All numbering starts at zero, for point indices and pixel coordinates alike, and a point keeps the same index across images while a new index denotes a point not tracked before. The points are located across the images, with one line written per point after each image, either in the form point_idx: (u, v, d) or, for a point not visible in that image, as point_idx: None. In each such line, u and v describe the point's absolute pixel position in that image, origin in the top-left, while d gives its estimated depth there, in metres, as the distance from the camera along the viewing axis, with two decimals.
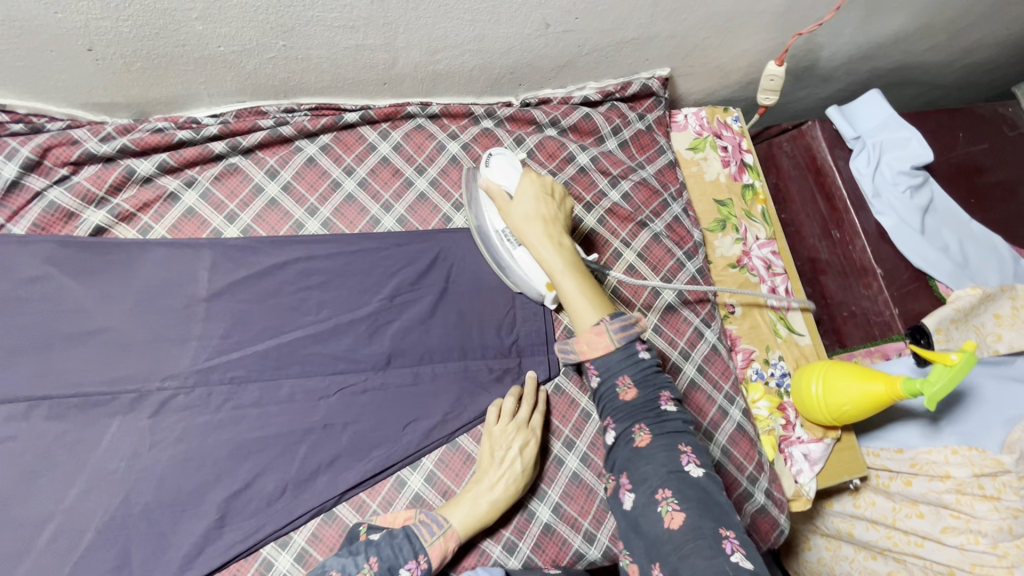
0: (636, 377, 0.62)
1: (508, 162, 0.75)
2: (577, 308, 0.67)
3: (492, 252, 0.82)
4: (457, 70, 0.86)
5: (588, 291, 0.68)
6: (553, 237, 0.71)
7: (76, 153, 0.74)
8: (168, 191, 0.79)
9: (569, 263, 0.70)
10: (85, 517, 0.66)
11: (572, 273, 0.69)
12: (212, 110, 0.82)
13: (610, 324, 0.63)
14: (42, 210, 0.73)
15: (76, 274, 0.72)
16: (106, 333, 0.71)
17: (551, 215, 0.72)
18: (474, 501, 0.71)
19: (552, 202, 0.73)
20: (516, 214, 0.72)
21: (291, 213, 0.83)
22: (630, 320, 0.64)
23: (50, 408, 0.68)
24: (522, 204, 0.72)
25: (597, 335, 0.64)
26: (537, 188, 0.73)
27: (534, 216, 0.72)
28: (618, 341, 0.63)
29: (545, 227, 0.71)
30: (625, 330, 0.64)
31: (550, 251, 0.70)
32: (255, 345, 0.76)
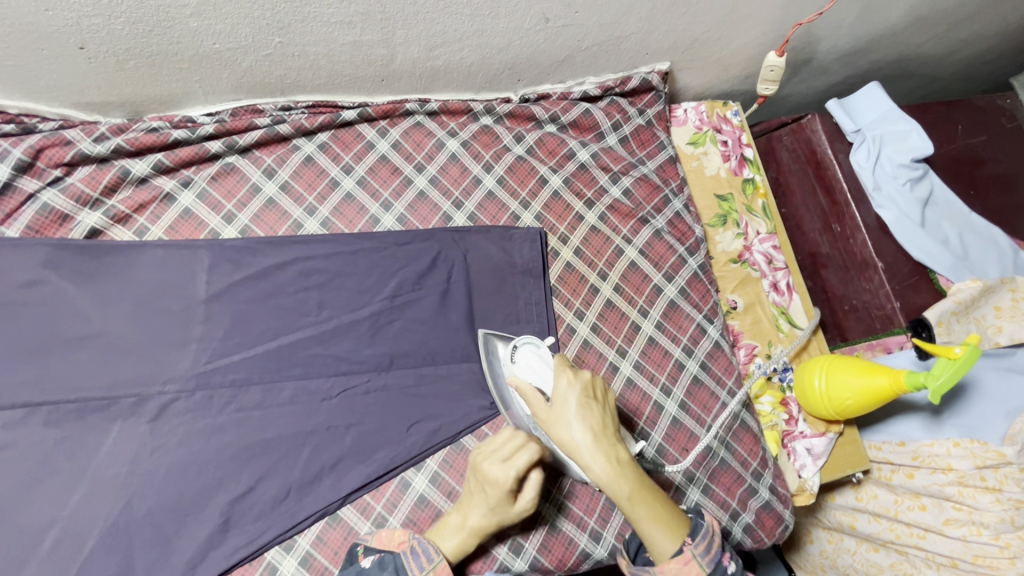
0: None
1: (539, 360, 0.72)
2: (652, 535, 0.60)
3: (525, 430, 0.75)
4: (456, 66, 0.84)
5: (660, 514, 0.61)
6: (608, 453, 0.60)
7: (70, 153, 0.73)
8: (164, 191, 0.77)
9: (636, 479, 0.60)
10: (87, 524, 0.65)
11: (641, 489, 0.60)
12: (208, 108, 0.80)
13: (696, 548, 0.62)
14: (35, 213, 0.72)
15: (71, 277, 0.71)
16: (104, 336, 0.70)
17: (603, 417, 0.62)
18: (460, 527, 0.69)
19: (598, 400, 0.64)
20: (560, 430, 0.61)
21: (290, 213, 0.82)
22: (714, 542, 0.63)
23: (48, 414, 0.67)
24: (562, 413, 0.62)
25: (684, 564, 0.60)
26: (576, 391, 0.63)
27: (585, 434, 0.60)
28: (706, 566, 0.62)
29: (601, 445, 0.60)
30: (712, 547, 0.63)
31: (609, 473, 0.59)
32: (255, 347, 0.75)
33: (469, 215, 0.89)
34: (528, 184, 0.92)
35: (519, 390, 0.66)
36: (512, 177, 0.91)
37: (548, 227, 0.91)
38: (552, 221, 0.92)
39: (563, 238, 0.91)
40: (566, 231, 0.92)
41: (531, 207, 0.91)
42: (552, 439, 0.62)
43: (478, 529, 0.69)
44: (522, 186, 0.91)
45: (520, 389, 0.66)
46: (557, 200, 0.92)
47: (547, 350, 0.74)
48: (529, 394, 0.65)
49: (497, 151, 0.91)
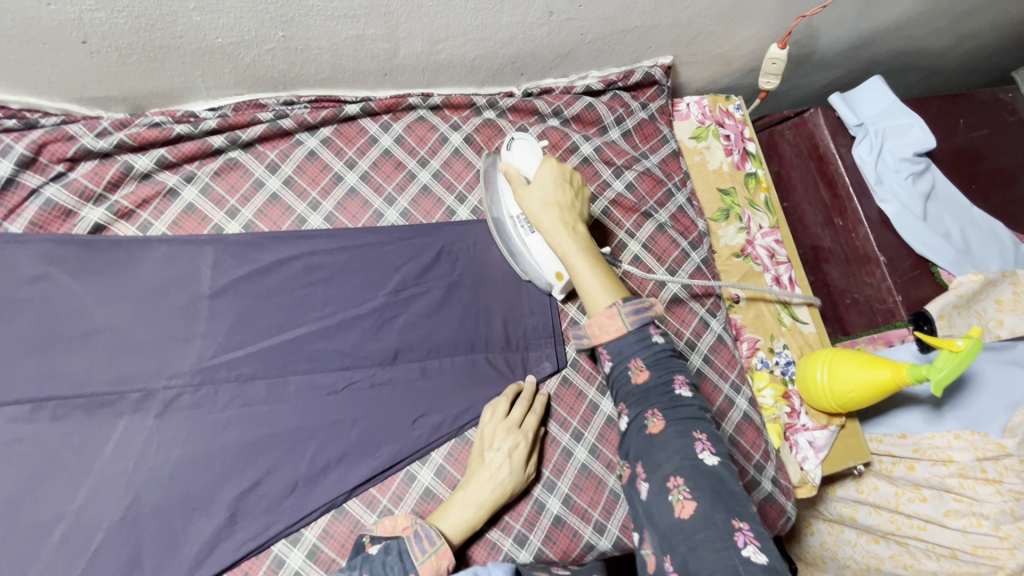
0: (648, 361, 0.63)
1: (530, 149, 0.78)
2: (586, 288, 0.68)
3: (506, 241, 0.83)
4: (459, 59, 0.84)
5: (599, 272, 0.69)
6: (567, 224, 0.72)
7: (72, 149, 0.73)
8: (167, 187, 0.77)
9: (586, 248, 0.71)
10: (94, 519, 0.65)
11: (586, 255, 0.70)
12: (210, 103, 0.80)
13: (623, 306, 0.63)
14: (38, 208, 0.72)
15: (76, 274, 0.71)
16: (109, 332, 0.70)
17: (571, 201, 0.74)
18: (467, 502, 0.71)
19: (573, 186, 0.76)
20: (531, 200, 0.73)
21: (293, 208, 0.82)
22: (645, 306, 0.64)
23: (54, 410, 0.67)
24: (538, 188, 0.73)
25: (608, 318, 0.64)
26: (555, 171, 0.74)
27: (551, 204, 0.72)
28: (631, 325, 0.63)
29: (563, 215, 0.72)
30: (641, 314, 0.64)
31: (566, 236, 0.71)
32: (261, 342, 0.75)
33: (472, 209, 0.89)
34: None
35: (507, 169, 0.76)
36: None
37: None
38: None
39: None
40: None
41: None
42: (523, 205, 0.74)
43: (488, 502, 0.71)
44: None
45: (508, 170, 0.76)
46: None
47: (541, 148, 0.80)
48: (515, 169, 0.76)
49: (500, 145, 0.91)
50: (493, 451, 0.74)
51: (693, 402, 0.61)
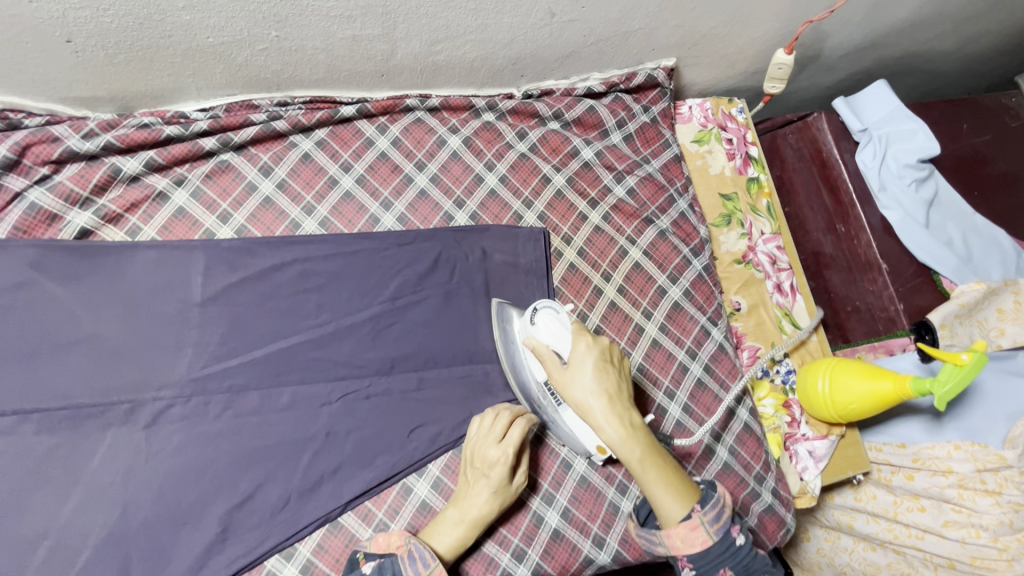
0: (737, 568, 0.63)
1: (556, 319, 0.69)
2: (662, 500, 0.62)
3: (531, 401, 0.76)
4: (459, 61, 0.82)
5: (670, 479, 0.63)
6: (621, 416, 0.63)
7: (57, 151, 0.70)
8: (156, 190, 0.75)
9: (649, 444, 0.63)
10: (82, 534, 0.63)
11: (653, 455, 0.62)
12: (201, 103, 0.78)
13: (703, 515, 0.61)
14: (22, 212, 0.69)
15: (61, 281, 0.68)
16: (96, 341, 0.68)
17: (617, 383, 0.65)
18: (459, 520, 0.70)
19: (614, 361, 0.67)
20: (577, 390, 0.64)
21: (288, 212, 0.80)
22: (722, 510, 0.63)
23: (38, 421, 0.65)
24: (577, 376, 0.64)
25: (688, 528, 0.61)
26: (593, 356, 0.65)
27: (601, 397, 0.63)
28: (715, 535, 0.62)
29: (614, 407, 0.63)
30: (722, 517, 0.62)
31: (622, 439, 0.62)
32: (253, 350, 0.73)
33: (471, 215, 0.87)
34: (530, 182, 0.90)
35: (538, 349, 0.67)
36: (515, 176, 0.89)
37: (551, 227, 0.90)
38: (555, 221, 0.90)
39: (566, 238, 0.90)
40: (569, 232, 0.90)
41: (534, 207, 0.90)
42: (567, 397, 0.65)
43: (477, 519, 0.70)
44: (524, 185, 0.90)
45: (539, 350, 0.67)
46: (560, 199, 0.91)
47: (567, 314, 0.71)
48: (547, 352, 0.66)
49: (500, 148, 0.90)
50: (474, 469, 0.71)
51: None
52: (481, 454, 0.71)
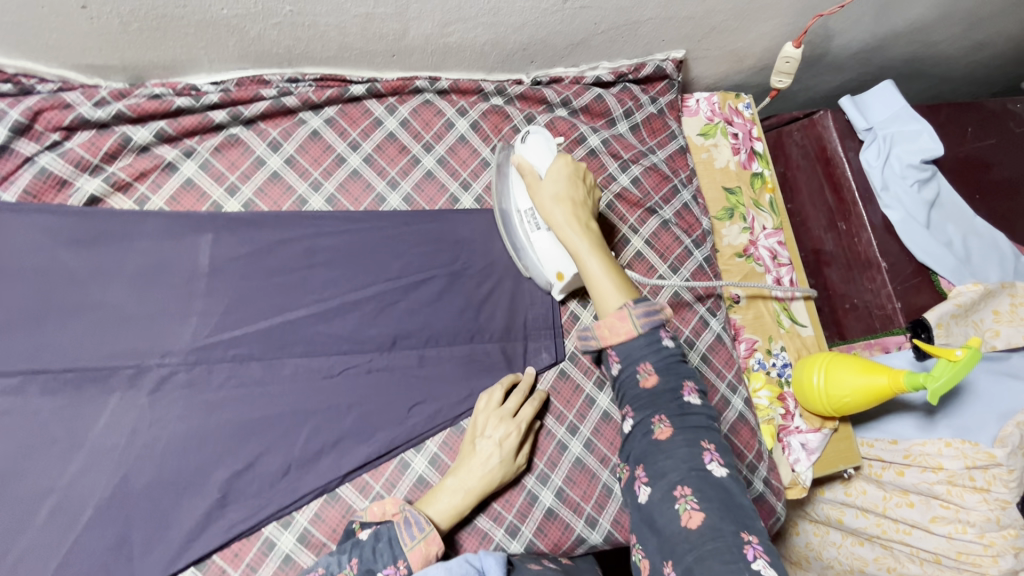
0: (660, 368, 0.60)
1: (544, 142, 0.74)
2: (602, 287, 0.65)
3: (507, 230, 0.81)
4: (469, 44, 0.82)
5: (614, 275, 0.65)
6: (581, 220, 0.69)
7: (69, 118, 0.71)
8: (166, 160, 0.76)
9: (601, 248, 0.68)
10: (84, 494, 0.64)
11: (600, 254, 0.68)
12: (212, 77, 0.78)
13: (634, 307, 0.60)
14: (33, 176, 0.70)
15: (71, 246, 0.69)
16: (103, 307, 0.69)
17: (585, 200, 0.71)
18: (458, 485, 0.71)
19: (587, 185, 0.73)
20: (544, 193, 0.70)
21: (295, 188, 0.80)
22: (657, 312, 0.61)
23: (45, 383, 0.66)
24: (550, 182, 0.70)
25: (619, 319, 0.60)
26: (568, 170, 0.71)
27: (570, 202, 0.70)
28: (642, 327, 0.60)
29: (580, 212, 0.70)
30: (653, 320, 0.60)
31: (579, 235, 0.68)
32: (258, 323, 0.74)
33: (476, 197, 0.88)
34: None
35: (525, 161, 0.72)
36: None
37: None
38: None
39: None
40: None
41: None
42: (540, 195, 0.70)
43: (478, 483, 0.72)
44: None
45: (524, 162, 0.72)
46: None
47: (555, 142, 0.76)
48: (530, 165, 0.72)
49: (507, 133, 0.90)
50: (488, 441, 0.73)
51: (701, 408, 0.59)
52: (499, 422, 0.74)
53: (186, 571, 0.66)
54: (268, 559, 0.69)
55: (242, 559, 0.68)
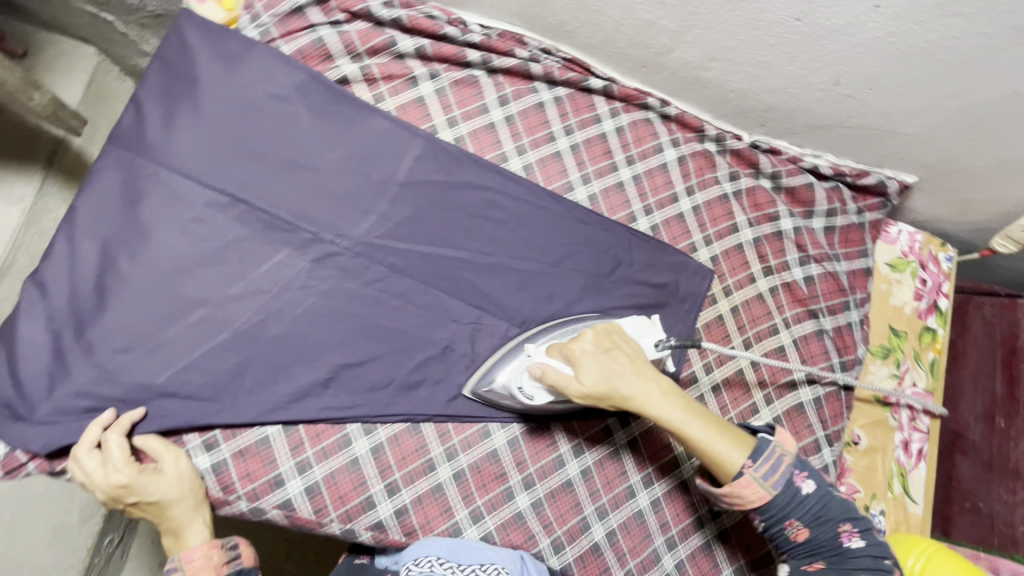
0: (808, 520, 0.64)
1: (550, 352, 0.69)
2: (721, 454, 0.63)
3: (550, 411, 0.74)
4: (718, 85, 0.83)
5: (717, 428, 0.64)
6: (644, 384, 0.64)
7: (358, 6, 0.78)
8: (412, 74, 0.82)
9: (684, 404, 0.65)
10: (227, 318, 0.70)
11: (691, 414, 0.64)
12: (483, 20, 0.84)
13: (755, 471, 0.62)
14: (310, 41, 0.78)
15: (312, 110, 0.77)
16: (312, 172, 0.76)
17: (635, 362, 0.66)
18: (191, 513, 0.66)
19: (619, 336, 0.68)
20: (596, 392, 0.64)
21: (502, 144, 0.84)
22: (780, 461, 0.63)
23: (241, 212, 0.73)
24: (588, 373, 0.64)
25: (746, 485, 0.62)
26: (590, 349, 0.66)
27: (626, 379, 0.64)
28: (772, 487, 0.63)
29: (637, 381, 0.64)
30: (778, 470, 0.63)
31: (663, 406, 0.64)
32: (421, 246, 0.78)
33: (652, 225, 0.88)
34: (718, 224, 0.90)
35: (539, 372, 0.66)
36: (707, 211, 0.90)
37: (717, 272, 0.89)
38: (723, 269, 0.89)
39: (727, 289, 0.88)
40: (731, 285, 0.89)
41: (710, 246, 0.89)
42: (583, 391, 0.64)
43: (198, 496, 0.67)
44: (711, 223, 0.90)
45: (540, 374, 0.66)
46: (738, 252, 0.89)
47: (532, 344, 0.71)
48: (549, 368, 0.66)
49: (706, 179, 0.90)
50: (150, 445, 0.65)
51: (866, 551, 0.64)
52: (114, 435, 0.63)
53: (274, 426, 0.69)
54: (340, 453, 0.70)
55: (320, 442, 0.70)
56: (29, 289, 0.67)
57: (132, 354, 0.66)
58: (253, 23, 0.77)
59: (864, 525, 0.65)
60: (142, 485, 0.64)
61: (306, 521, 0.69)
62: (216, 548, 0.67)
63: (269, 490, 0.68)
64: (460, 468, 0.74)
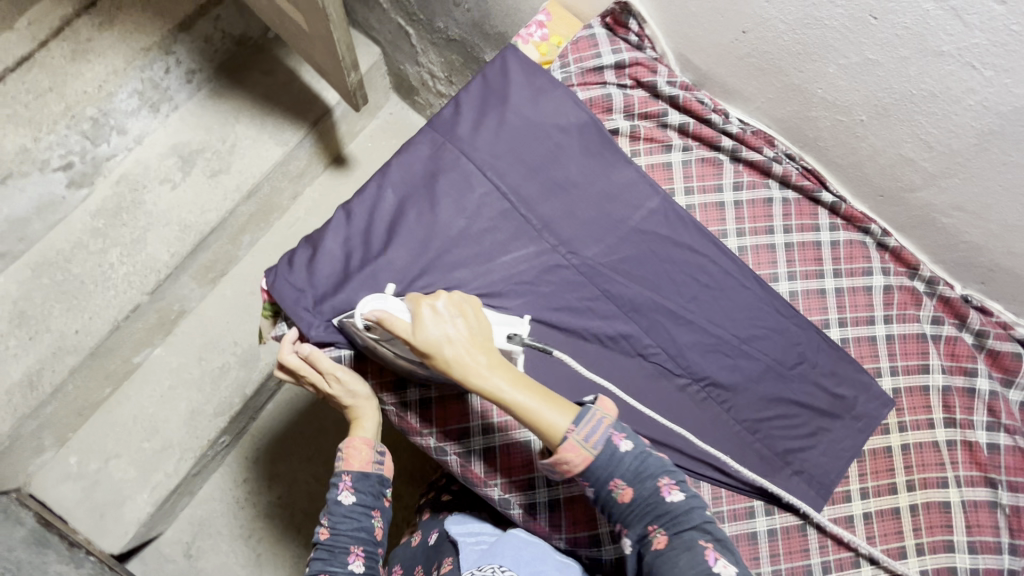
0: (629, 478, 0.67)
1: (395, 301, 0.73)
2: (545, 421, 0.65)
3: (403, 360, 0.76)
4: (952, 232, 0.87)
5: (543, 401, 0.66)
6: (477, 352, 0.65)
7: (647, 78, 0.94)
8: (670, 143, 0.94)
9: (513, 374, 0.66)
10: (468, 286, 0.85)
11: (515, 382, 0.65)
12: (744, 116, 0.95)
13: (577, 436, 0.65)
14: (600, 95, 0.94)
15: (583, 147, 0.91)
16: (567, 195, 0.90)
17: (469, 329, 0.66)
18: (360, 400, 0.82)
19: (469, 305, 0.69)
20: (424, 348, 0.65)
21: (725, 222, 0.93)
22: (600, 422, 0.67)
23: (505, 209, 0.89)
24: (422, 333, 0.65)
25: (571, 449, 0.65)
26: (432, 311, 0.67)
27: (457, 344, 0.65)
28: (592, 448, 0.66)
29: (467, 346, 0.65)
30: (597, 429, 0.66)
31: (491, 374, 0.64)
32: (632, 283, 0.89)
33: (842, 337, 0.91)
34: (908, 359, 0.90)
35: (382, 320, 0.68)
36: (900, 343, 0.91)
37: (896, 404, 0.89)
38: (903, 403, 0.89)
39: (902, 425, 0.88)
40: (907, 423, 0.88)
41: (895, 377, 0.90)
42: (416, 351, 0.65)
43: (365, 400, 0.82)
44: (902, 356, 0.91)
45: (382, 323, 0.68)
46: (922, 392, 0.89)
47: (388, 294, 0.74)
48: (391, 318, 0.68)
49: (908, 314, 0.92)
50: (324, 361, 0.79)
51: (685, 503, 0.67)
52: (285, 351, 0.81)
53: None
54: (519, 430, 0.84)
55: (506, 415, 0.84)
56: (340, 214, 0.86)
57: (397, 287, 0.83)
58: (561, 69, 0.95)
59: (680, 478, 0.68)
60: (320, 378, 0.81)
61: (475, 476, 0.83)
62: (370, 448, 0.79)
63: (456, 437, 0.84)
64: None
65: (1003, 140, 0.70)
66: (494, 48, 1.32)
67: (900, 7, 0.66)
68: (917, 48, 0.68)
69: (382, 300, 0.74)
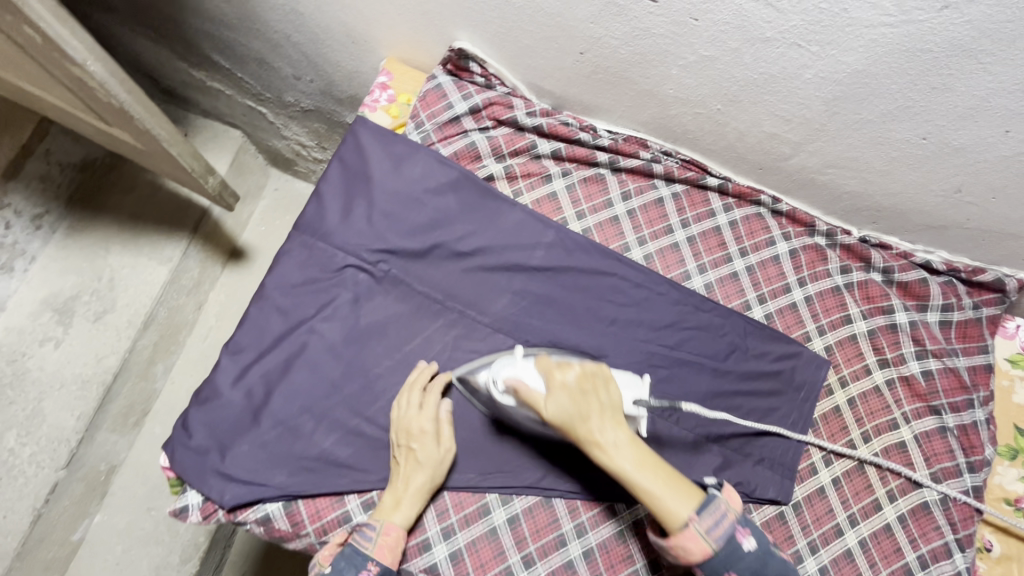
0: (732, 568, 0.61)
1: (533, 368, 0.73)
2: (664, 507, 0.62)
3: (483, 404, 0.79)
4: (834, 187, 0.88)
5: (669, 484, 0.64)
6: (603, 428, 0.66)
7: (506, 115, 0.90)
8: (548, 172, 0.92)
9: (639, 457, 0.65)
10: (384, 388, 0.80)
11: (642, 462, 0.64)
12: (611, 126, 0.93)
13: (700, 526, 0.61)
14: (463, 145, 0.90)
15: (462, 203, 0.87)
16: (460, 257, 0.85)
17: (599, 401, 0.68)
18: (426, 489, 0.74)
19: (575, 370, 0.70)
20: (603, 446, 0.65)
21: (625, 235, 0.92)
22: (723, 516, 0.62)
23: (401, 292, 0.84)
24: (568, 412, 0.67)
25: (690, 539, 0.61)
26: (566, 385, 0.69)
27: (591, 420, 0.66)
28: (715, 540, 0.61)
29: (605, 425, 0.66)
30: (722, 526, 0.62)
31: (613, 444, 0.65)
32: (551, 326, 0.86)
33: (766, 313, 0.91)
34: (831, 315, 0.92)
35: (516, 387, 0.71)
36: (820, 301, 0.92)
37: (833, 362, 0.90)
38: (838, 359, 0.90)
39: (842, 380, 0.90)
40: (847, 377, 0.90)
41: (824, 336, 0.91)
42: (547, 419, 0.68)
43: (436, 473, 0.74)
44: (825, 314, 0.92)
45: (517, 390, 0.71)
46: (852, 342, 0.91)
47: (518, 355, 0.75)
48: (525, 385, 0.70)
49: (818, 272, 0.93)
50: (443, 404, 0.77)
51: (754, 549, 0.62)
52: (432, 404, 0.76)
53: None
54: (480, 520, 0.77)
55: (462, 509, 0.77)
56: (225, 356, 0.78)
57: (310, 413, 0.77)
58: (417, 129, 0.91)
59: (750, 522, 0.64)
60: (427, 446, 0.74)
61: None
62: (403, 540, 0.72)
63: (417, 554, 0.75)
64: (590, 546, 0.77)
65: (846, 103, 0.71)
66: (352, 109, 1.24)
67: (714, 6, 0.65)
68: (743, 39, 0.68)
69: (516, 364, 0.73)
